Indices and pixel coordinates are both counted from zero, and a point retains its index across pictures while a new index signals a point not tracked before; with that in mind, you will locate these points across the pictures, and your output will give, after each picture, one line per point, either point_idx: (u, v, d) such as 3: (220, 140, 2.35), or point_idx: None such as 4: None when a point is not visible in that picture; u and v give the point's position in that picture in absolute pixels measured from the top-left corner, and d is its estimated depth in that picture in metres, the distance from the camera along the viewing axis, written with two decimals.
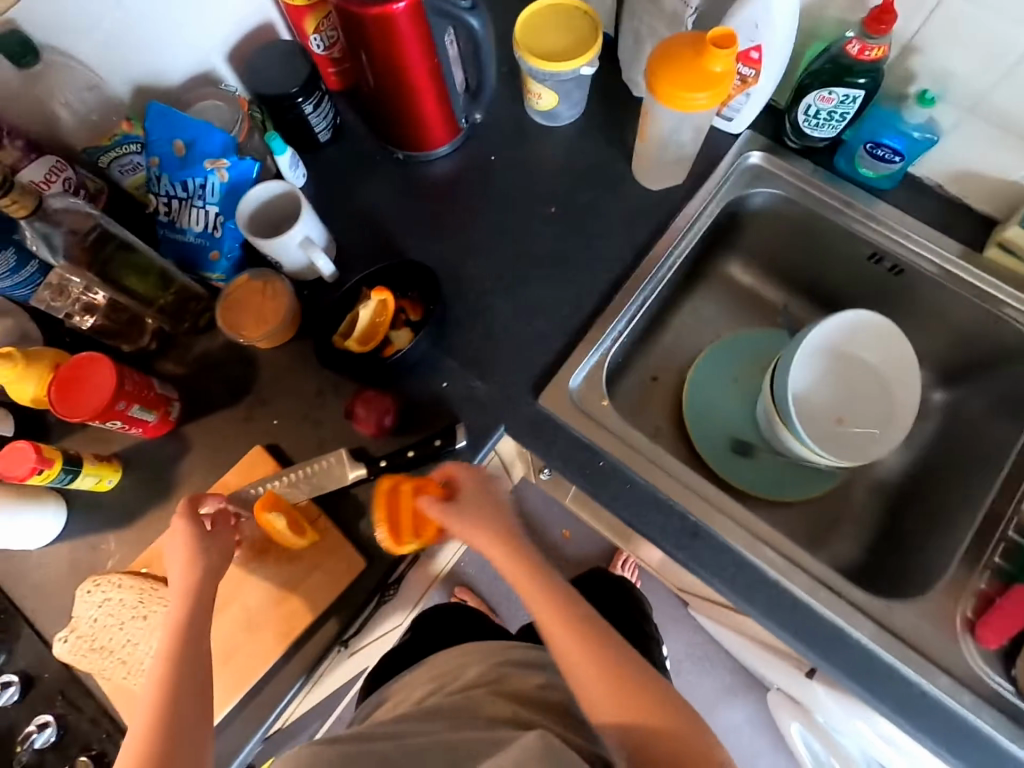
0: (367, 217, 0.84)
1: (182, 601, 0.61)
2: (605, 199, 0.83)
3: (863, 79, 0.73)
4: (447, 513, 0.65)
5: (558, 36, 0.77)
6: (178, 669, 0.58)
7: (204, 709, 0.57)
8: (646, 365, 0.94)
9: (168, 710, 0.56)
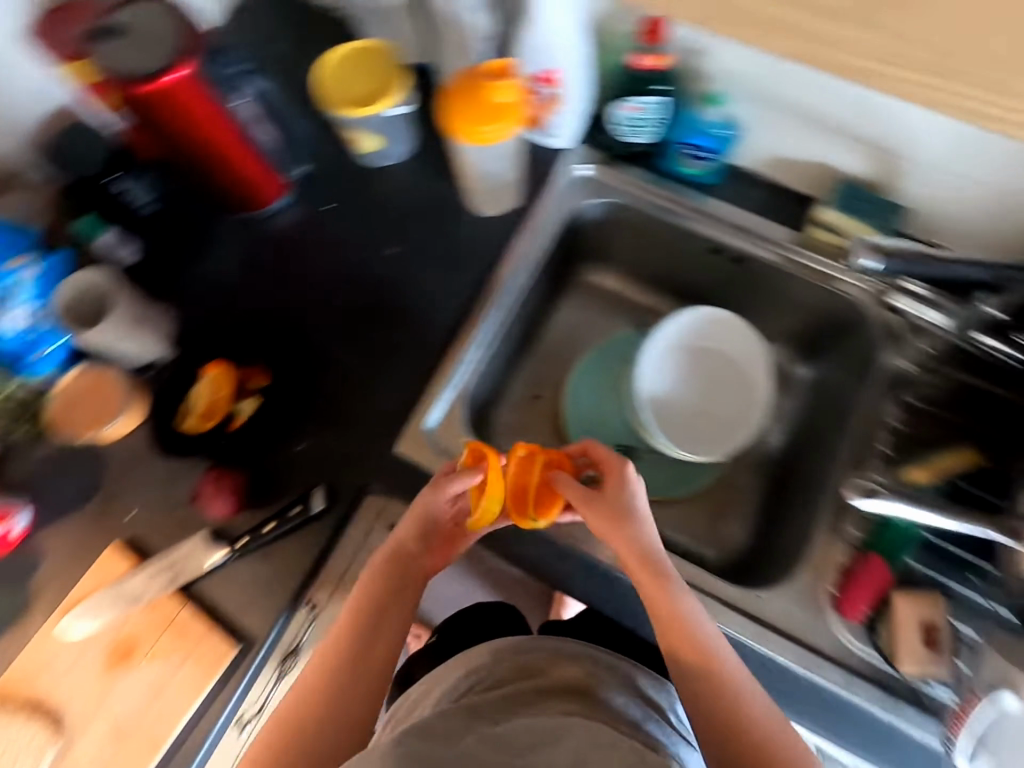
0: (207, 285, 0.82)
1: (353, 602, 0.65)
2: (445, 234, 0.84)
3: (659, 87, 0.75)
4: (586, 496, 0.64)
5: (359, 80, 0.76)
6: (328, 679, 0.61)
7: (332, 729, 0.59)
8: (525, 384, 0.96)
9: (309, 729, 0.59)
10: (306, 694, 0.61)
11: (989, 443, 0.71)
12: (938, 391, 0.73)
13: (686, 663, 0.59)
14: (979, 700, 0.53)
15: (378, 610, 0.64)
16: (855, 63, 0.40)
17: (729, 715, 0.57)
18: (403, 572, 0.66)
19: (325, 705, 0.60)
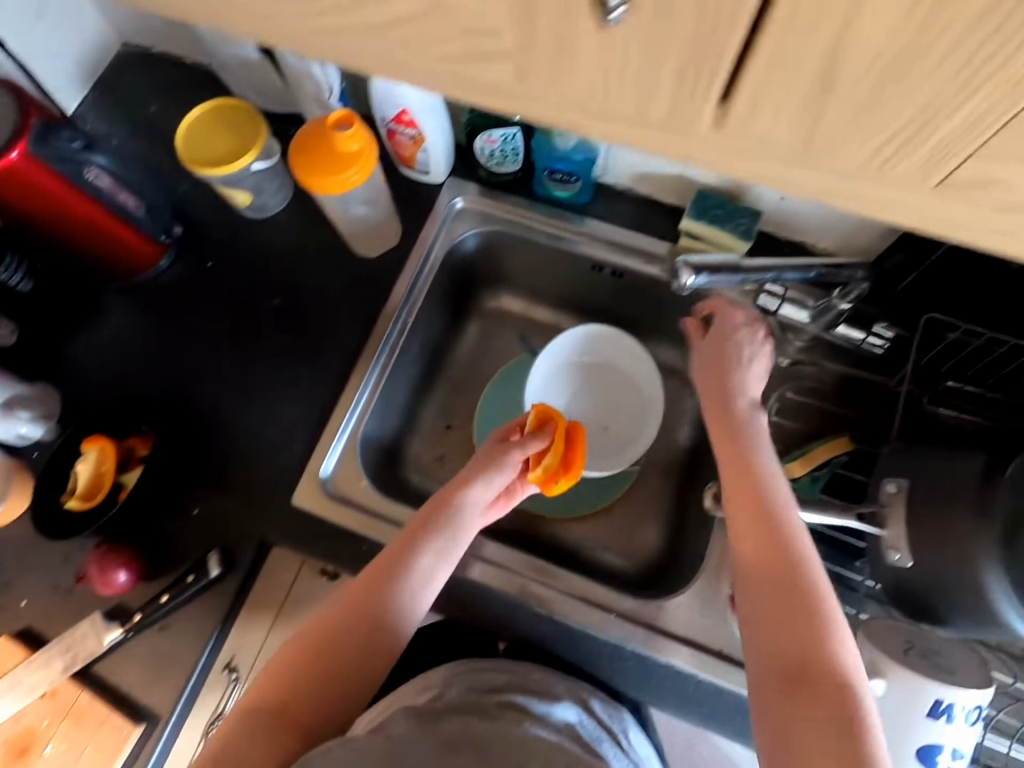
0: (91, 357, 0.81)
1: (398, 552, 0.62)
2: (329, 278, 0.84)
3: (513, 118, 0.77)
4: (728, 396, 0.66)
5: (219, 139, 0.76)
6: (326, 656, 0.58)
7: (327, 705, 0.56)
8: (437, 413, 0.94)
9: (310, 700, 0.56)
10: (336, 649, 0.58)
11: (863, 427, 0.75)
12: (812, 383, 0.77)
13: (758, 564, 0.54)
14: None
15: (429, 567, 0.62)
16: (556, 116, 0.29)
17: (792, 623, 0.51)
18: (459, 528, 0.65)
19: (349, 678, 0.57)
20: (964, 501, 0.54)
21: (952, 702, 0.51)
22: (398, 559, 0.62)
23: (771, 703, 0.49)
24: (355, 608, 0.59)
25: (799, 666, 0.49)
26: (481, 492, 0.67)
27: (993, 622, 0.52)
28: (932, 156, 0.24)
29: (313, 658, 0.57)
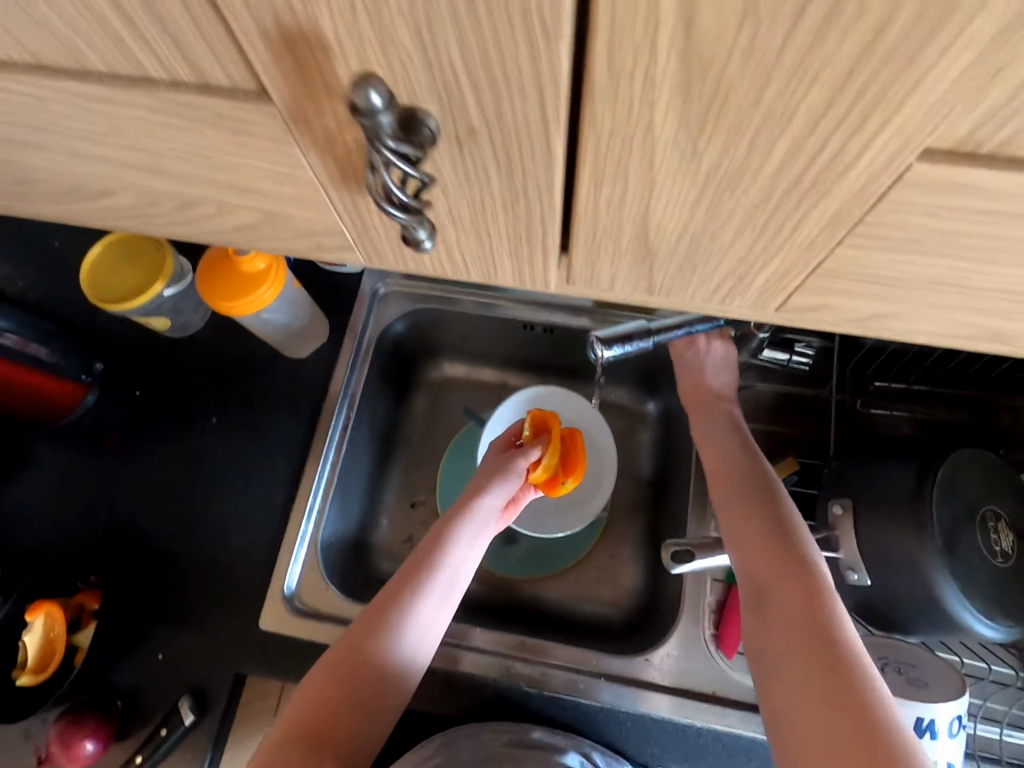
0: (25, 513, 0.78)
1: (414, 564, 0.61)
2: (262, 385, 0.82)
3: None
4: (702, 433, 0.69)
5: (126, 272, 0.76)
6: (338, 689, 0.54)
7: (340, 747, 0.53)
8: (400, 495, 0.92)
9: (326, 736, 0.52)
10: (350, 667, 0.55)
11: (809, 441, 0.76)
12: (751, 405, 0.78)
13: (757, 572, 0.54)
14: None
15: (444, 581, 0.61)
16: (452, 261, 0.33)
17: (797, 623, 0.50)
18: (476, 537, 0.65)
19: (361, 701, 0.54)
20: (903, 514, 0.55)
21: (933, 718, 0.51)
22: (414, 569, 0.60)
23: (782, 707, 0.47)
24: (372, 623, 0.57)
25: (811, 659, 0.47)
26: (496, 497, 0.67)
27: (953, 625, 0.54)
28: (766, 293, 0.31)
29: (328, 677, 0.55)
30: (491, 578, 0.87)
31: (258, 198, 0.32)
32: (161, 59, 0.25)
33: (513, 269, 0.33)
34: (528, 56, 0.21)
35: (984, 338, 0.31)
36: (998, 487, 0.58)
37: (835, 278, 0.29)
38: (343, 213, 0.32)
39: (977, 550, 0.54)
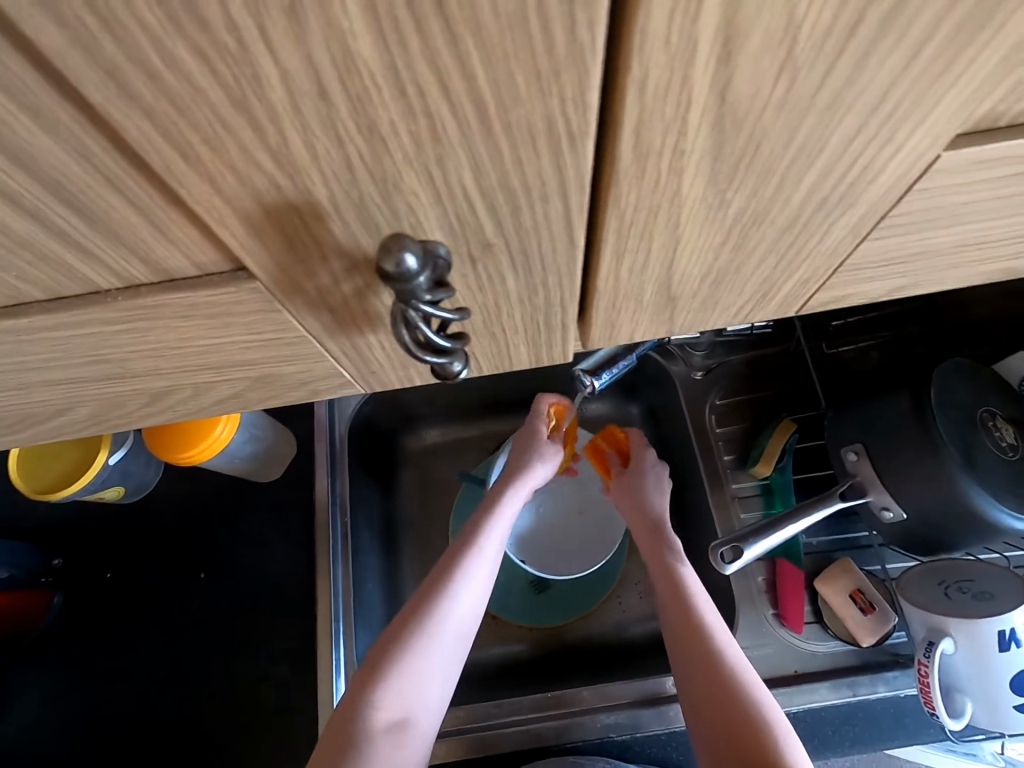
0: (15, 752, 0.68)
1: (435, 582, 0.58)
2: (244, 521, 0.77)
3: None
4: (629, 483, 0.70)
5: (63, 450, 0.68)
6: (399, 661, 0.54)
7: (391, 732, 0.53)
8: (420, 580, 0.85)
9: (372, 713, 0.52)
10: (388, 687, 0.53)
11: (795, 396, 0.78)
12: (730, 380, 0.79)
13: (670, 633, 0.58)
14: (926, 661, 0.54)
15: (466, 605, 0.58)
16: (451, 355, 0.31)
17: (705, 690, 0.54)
18: (482, 572, 0.60)
19: (388, 742, 0.52)
20: (916, 443, 0.56)
21: (1013, 626, 0.51)
22: (433, 594, 0.57)
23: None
24: (395, 652, 0.54)
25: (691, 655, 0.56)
26: (510, 506, 0.64)
27: (995, 529, 0.55)
28: (787, 301, 0.30)
29: (361, 710, 0.52)
30: (538, 633, 0.83)
31: (234, 370, 0.29)
32: (114, 268, 0.23)
33: (529, 353, 0.32)
34: (550, 164, 0.20)
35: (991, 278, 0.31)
36: (984, 388, 0.60)
37: (857, 270, 0.28)
38: (341, 356, 0.29)
39: (988, 450, 0.56)
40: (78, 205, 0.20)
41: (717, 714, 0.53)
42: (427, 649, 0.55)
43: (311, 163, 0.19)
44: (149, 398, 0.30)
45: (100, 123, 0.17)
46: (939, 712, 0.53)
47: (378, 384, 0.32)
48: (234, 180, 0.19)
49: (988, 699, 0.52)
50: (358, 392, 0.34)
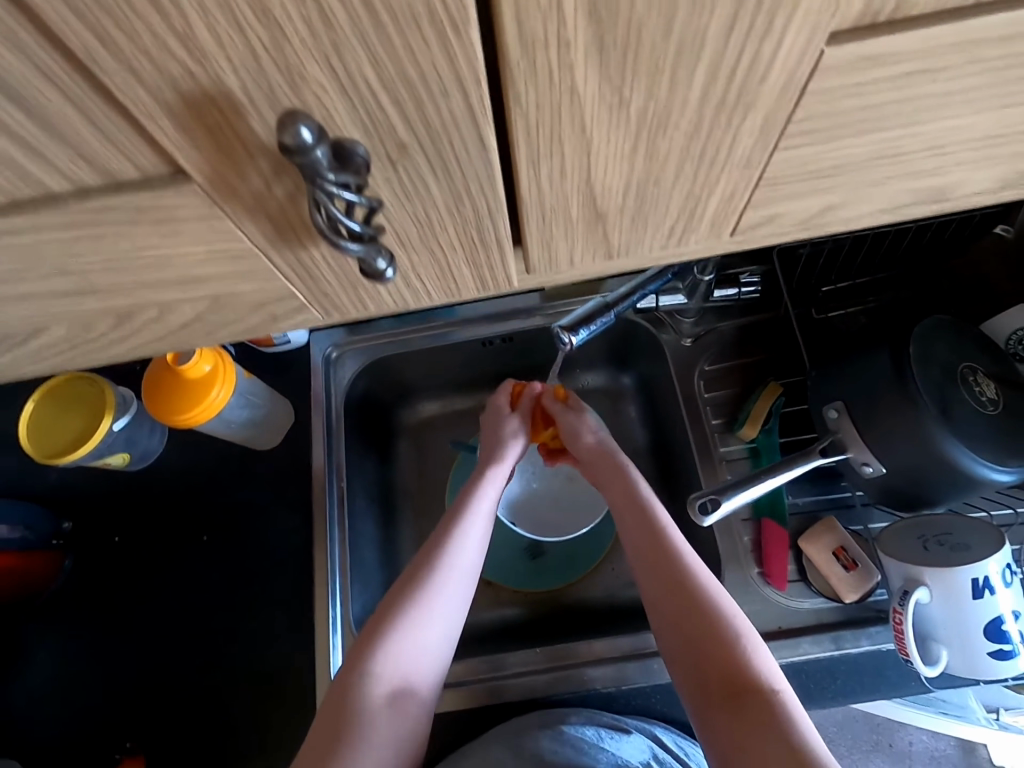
0: (30, 703, 0.71)
1: (416, 571, 0.59)
2: (244, 485, 0.79)
3: None
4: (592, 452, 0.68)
5: (68, 415, 0.71)
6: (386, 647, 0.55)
7: (385, 713, 0.54)
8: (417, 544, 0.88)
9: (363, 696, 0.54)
10: (379, 669, 0.55)
11: (784, 362, 0.78)
12: (719, 346, 0.80)
13: (655, 612, 0.57)
14: (900, 610, 0.55)
15: (450, 592, 0.59)
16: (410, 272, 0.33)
17: (697, 648, 0.54)
18: (466, 565, 0.60)
19: (383, 720, 0.54)
20: (894, 397, 0.57)
21: (986, 575, 0.52)
22: (415, 581, 0.58)
23: (724, 749, 0.50)
24: (379, 638, 0.56)
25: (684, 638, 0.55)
26: (487, 500, 0.64)
27: (973, 482, 0.56)
28: (719, 218, 0.31)
29: (355, 689, 0.54)
30: (532, 596, 0.85)
31: (189, 287, 0.31)
32: (64, 172, 0.24)
33: (473, 277, 0.33)
34: (441, 52, 0.21)
35: (923, 198, 0.31)
36: (966, 345, 0.61)
37: (779, 184, 0.29)
38: (289, 272, 0.31)
39: (967, 404, 0.57)
40: (18, 106, 0.21)
41: (710, 668, 0.53)
42: (411, 634, 0.56)
43: (219, 51, 0.20)
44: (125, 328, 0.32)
45: (26, 11, 0.19)
46: (913, 658, 0.54)
47: (330, 306, 0.34)
48: (151, 68, 0.21)
49: (963, 646, 0.53)
50: (315, 315, 0.35)
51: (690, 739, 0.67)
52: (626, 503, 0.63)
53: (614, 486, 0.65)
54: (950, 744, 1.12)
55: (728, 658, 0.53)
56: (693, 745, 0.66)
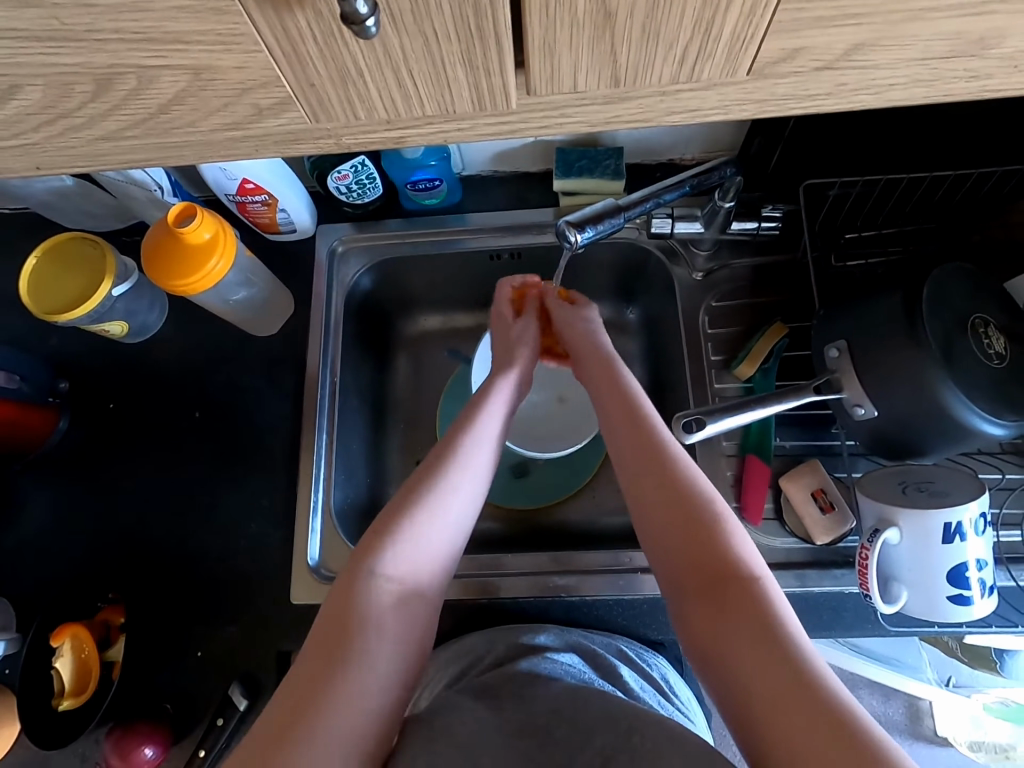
0: (24, 549, 0.74)
1: (419, 475, 0.57)
2: (238, 369, 0.80)
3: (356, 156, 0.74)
4: (590, 367, 0.66)
5: (68, 275, 0.71)
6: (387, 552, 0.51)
7: (390, 631, 0.49)
8: (405, 450, 0.89)
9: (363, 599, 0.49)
10: (377, 567, 0.51)
11: (794, 306, 0.76)
12: (730, 283, 0.78)
13: (656, 528, 0.53)
14: (867, 546, 0.55)
15: (455, 493, 0.56)
16: (411, 63, 0.28)
17: (693, 558, 0.50)
18: (467, 469, 0.58)
19: (384, 615, 0.49)
20: (900, 340, 0.56)
21: (960, 520, 0.52)
22: (419, 487, 0.55)
23: (708, 654, 0.46)
24: (380, 542, 0.52)
25: (686, 553, 0.51)
26: (494, 419, 0.63)
27: (965, 433, 0.55)
28: (734, 44, 0.27)
29: (360, 592, 0.49)
30: (512, 513, 0.87)
31: (149, 48, 0.27)
32: None
33: (469, 85, 0.29)
34: None
35: (958, 55, 0.28)
36: (982, 296, 0.59)
37: (805, 3, 0.25)
38: (275, 44, 0.26)
39: (972, 354, 0.55)
40: None
41: (695, 571, 0.50)
42: (407, 528, 0.53)
43: None
44: (116, 131, 0.31)
45: None
46: (873, 595, 0.55)
47: (316, 101, 0.30)
48: None
49: (923, 587, 0.54)
50: (301, 119, 0.31)
51: (650, 652, 0.70)
52: (625, 415, 0.60)
53: (612, 403, 0.62)
54: (898, 713, 1.15)
55: (711, 557, 0.50)
56: (650, 659, 0.68)
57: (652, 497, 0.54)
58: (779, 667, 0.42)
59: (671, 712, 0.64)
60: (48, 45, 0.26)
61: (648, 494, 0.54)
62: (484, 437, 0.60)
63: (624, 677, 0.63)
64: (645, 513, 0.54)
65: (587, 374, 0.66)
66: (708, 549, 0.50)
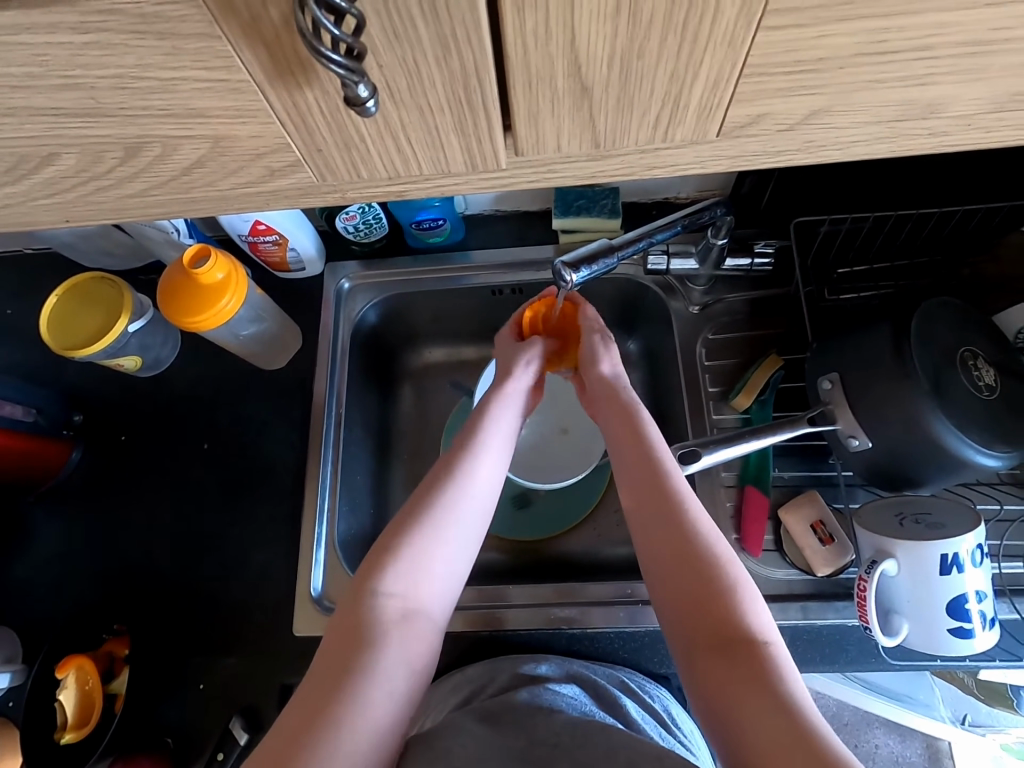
0: (31, 579, 0.76)
1: (421, 501, 0.56)
2: (246, 401, 0.82)
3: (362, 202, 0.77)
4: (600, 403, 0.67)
5: (87, 312, 0.74)
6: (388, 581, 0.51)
7: (397, 658, 0.48)
8: (408, 481, 0.90)
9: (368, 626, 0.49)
10: (380, 597, 0.51)
11: (790, 339, 0.78)
12: (726, 317, 0.80)
13: (663, 566, 0.53)
14: (866, 578, 0.56)
15: (458, 523, 0.56)
16: (409, 130, 0.30)
17: (697, 602, 0.51)
18: (470, 496, 0.57)
19: (392, 644, 0.49)
20: (890, 373, 0.57)
21: (956, 551, 0.52)
22: (422, 512, 0.55)
23: (708, 699, 0.47)
24: (381, 572, 0.52)
25: (691, 595, 0.51)
26: (494, 442, 0.62)
27: (958, 465, 0.55)
28: (703, 112, 0.30)
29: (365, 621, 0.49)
30: (513, 544, 0.87)
31: (174, 121, 0.29)
32: None
33: (462, 148, 0.32)
34: None
35: (913, 117, 0.31)
36: (970, 330, 0.60)
37: (765, 76, 0.28)
38: (285, 116, 0.29)
39: (962, 386, 0.56)
40: None
41: (700, 614, 0.50)
42: (410, 559, 0.53)
43: None
44: (137, 185, 0.34)
45: None
46: (874, 627, 0.55)
47: (322, 164, 0.32)
48: None
49: (923, 619, 0.54)
50: (308, 177, 0.34)
51: (652, 686, 0.69)
52: (635, 451, 0.60)
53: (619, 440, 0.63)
54: (917, 754, 1.12)
55: (717, 605, 0.50)
56: (652, 693, 0.68)
57: (654, 539, 0.55)
58: (779, 717, 0.43)
59: (673, 744, 0.63)
60: (84, 119, 0.29)
61: (656, 533, 0.55)
62: (488, 463, 0.60)
63: (626, 709, 0.63)
64: (651, 550, 0.55)
65: (601, 406, 0.67)
66: (716, 593, 0.51)
